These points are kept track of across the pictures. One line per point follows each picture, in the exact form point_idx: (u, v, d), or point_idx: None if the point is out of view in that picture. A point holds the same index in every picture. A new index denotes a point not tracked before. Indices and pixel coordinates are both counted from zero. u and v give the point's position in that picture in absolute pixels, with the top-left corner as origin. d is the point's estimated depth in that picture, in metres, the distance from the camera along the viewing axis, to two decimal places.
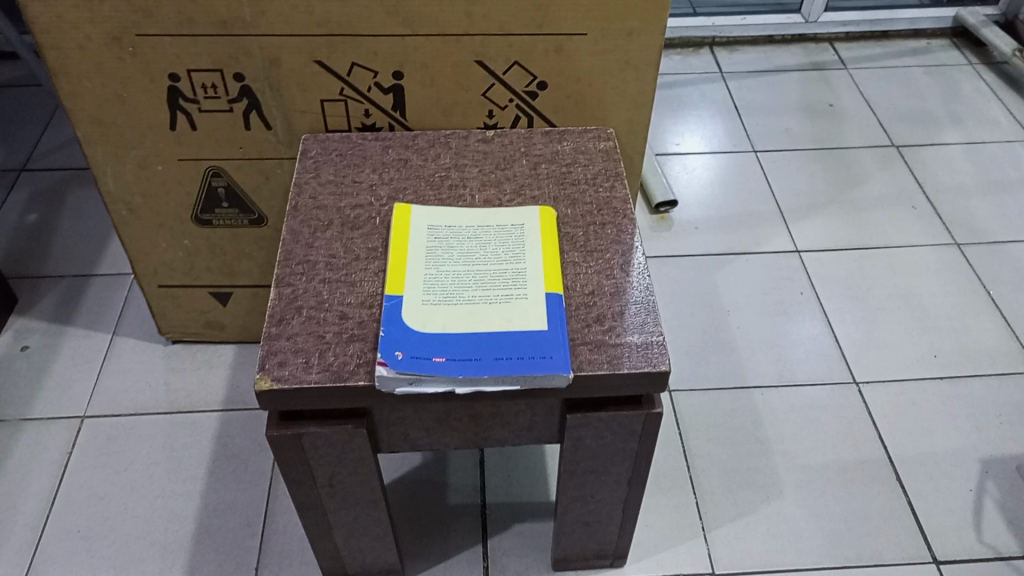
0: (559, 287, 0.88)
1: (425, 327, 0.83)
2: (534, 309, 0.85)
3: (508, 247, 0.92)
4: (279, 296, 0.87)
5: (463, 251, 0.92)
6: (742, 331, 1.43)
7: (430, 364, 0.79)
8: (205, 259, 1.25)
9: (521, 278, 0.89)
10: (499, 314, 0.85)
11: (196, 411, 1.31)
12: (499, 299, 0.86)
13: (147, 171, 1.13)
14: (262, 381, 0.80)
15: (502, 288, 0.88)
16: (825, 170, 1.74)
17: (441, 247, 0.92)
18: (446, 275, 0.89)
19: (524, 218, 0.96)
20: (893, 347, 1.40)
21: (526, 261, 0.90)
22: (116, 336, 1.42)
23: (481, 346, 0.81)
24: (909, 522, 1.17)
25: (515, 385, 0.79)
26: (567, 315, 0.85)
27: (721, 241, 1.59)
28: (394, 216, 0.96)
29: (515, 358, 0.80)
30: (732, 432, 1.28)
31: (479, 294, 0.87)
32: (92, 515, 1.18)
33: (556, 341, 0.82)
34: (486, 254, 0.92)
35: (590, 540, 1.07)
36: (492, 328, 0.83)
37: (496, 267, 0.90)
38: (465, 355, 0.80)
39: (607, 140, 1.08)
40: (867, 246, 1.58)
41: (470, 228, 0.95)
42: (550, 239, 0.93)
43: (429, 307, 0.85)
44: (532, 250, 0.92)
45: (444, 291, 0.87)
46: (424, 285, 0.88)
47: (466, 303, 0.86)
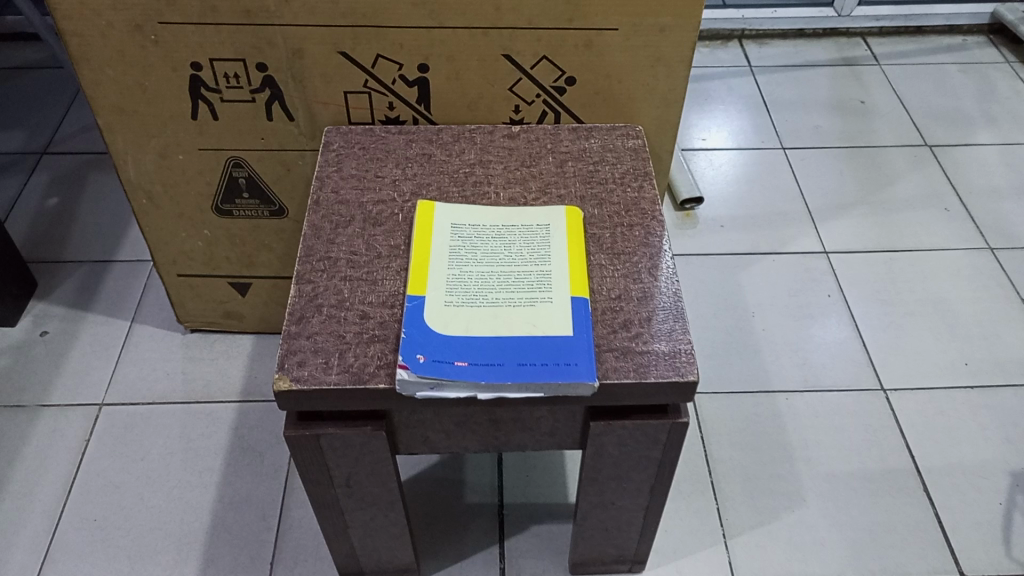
0: (585, 291, 0.86)
1: (448, 330, 0.81)
2: (559, 312, 0.83)
3: (534, 248, 0.90)
4: (300, 294, 0.86)
5: (488, 251, 0.90)
6: (766, 333, 1.40)
7: (451, 368, 0.78)
8: (225, 250, 1.24)
9: (546, 279, 0.86)
10: (523, 318, 0.83)
11: (213, 401, 1.30)
12: (523, 302, 0.84)
13: (168, 161, 1.11)
14: (281, 381, 0.78)
15: (526, 290, 0.85)
16: (855, 169, 1.70)
17: (465, 246, 0.90)
18: (469, 276, 0.87)
19: (550, 218, 0.94)
20: (922, 353, 1.37)
21: (551, 263, 0.88)
22: (134, 324, 1.41)
23: (504, 351, 0.79)
24: (936, 535, 1.15)
25: (539, 392, 0.78)
26: (593, 319, 0.83)
27: (747, 241, 1.56)
28: (417, 213, 0.94)
29: (539, 364, 0.78)
30: (755, 438, 1.26)
31: (503, 296, 0.85)
32: (108, 504, 1.18)
33: (581, 347, 0.80)
34: (511, 255, 0.89)
35: (608, 546, 1.05)
36: (516, 332, 0.81)
37: (520, 268, 0.88)
38: (488, 359, 0.79)
39: (636, 138, 1.05)
40: (897, 248, 1.54)
41: (495, 227, 0.93)
42: (577, 240, 0.91)
43: (452, 309, 0.83)
44: (559, 251, 0.89)
45: (468, 292, 0.85)
46: (447, 286, 0.86)
47: (489, 305, 0.84)
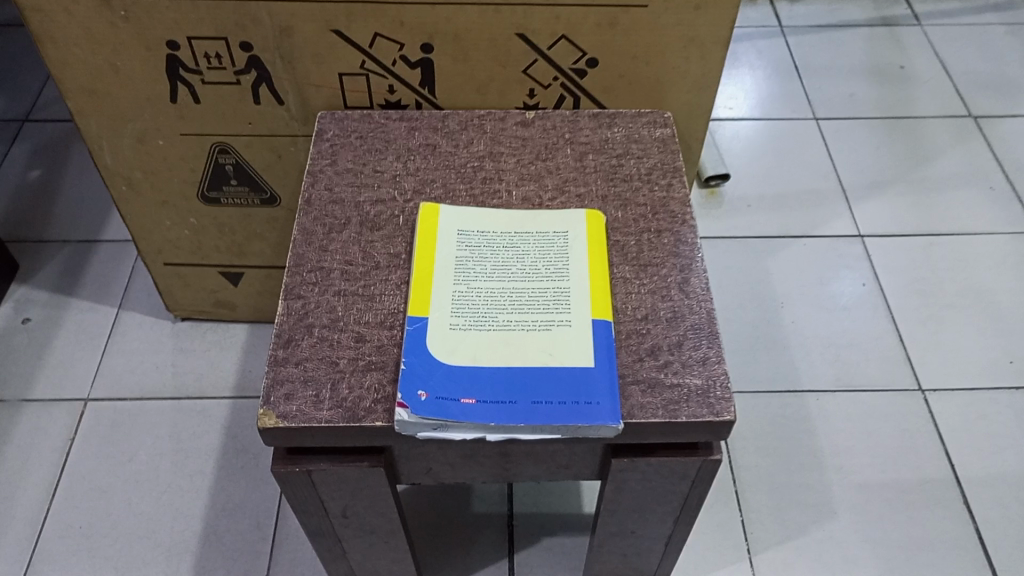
0: (608, 312, 0.76)
1: (454, 359, 0.72)
2: (578, 338, 0.74)
3: (551, 260, 0.80)
4: (288, 311, 0.77)
5: (499, 262, 0.80)
6: (796, 326, 1.31)
7: (457, 407, 0.69)
8: (214, 238, 1.15)
9: (564, 298, 0.77)
10: (538, 344, 0.74)
11: (205, 397, 1.23)
12: (538, 324, 0.75)
13: (147, 146, 1.01)
14: (266, 418, 0.70)
15: (542, 310, 0.76)
16: (893, 142, 1.58)
17: (473, 256, 0.81)
18: (478, 294, 0.77)
19: (569, 223, 0.84)
20: (964, 351, 1.28)
21: (569, 278, 0.79)
22: (121, 311, 1.32)
23: (516, 385, 0.70)
24: (975, 554, 1.08)
25: (556, 434, 0.69)
26: (616, 346, 0.74)
27: (775, 222, 1.45)
28: (420, 215, 0.84)
29: (556, 403, 0.69)
30: (782, 443, 1.18)
31: (515, 317, 0.76)
32: (94, 510, 1.11)
33: (603, 382, 0.71)
34: (524, 267, 0.80)
35: (625, 568, 0.98)
36: (531, 363, 0.72)
37: (536, 284, 0.78)
38: (498, 396, 0.70)
39: (664, 127, 0.94)
40: (938, 232, 1.43)
41: (507, 233, 0.83)
42: (599, 250, 0.81)
43: (458, 333, 0.74)
44: (578, 264, 0.80)
45: (476, 312, 0.76)
46: (452, 305, 0.76)
47: (500, 328, 0.75)
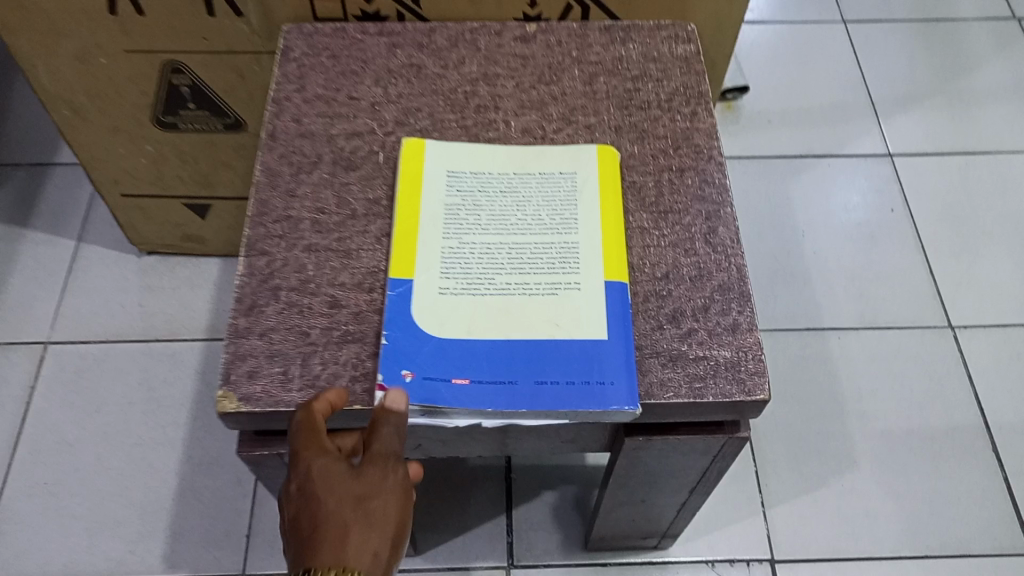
0: (624, 272, 0.66)
1: (444, 332, 0.62)
2: (588, 305, 0.64)
3: (556, 209, 0.69)
4: (250, 271, 0.66)
5: (495, 212, 0.69)
6: (818, 257, 1.21)
7: (448, 389, 0.59)
8: (175, 168, 1.02)
9: (572, 256, 0.67)
10: (541, 312, 0.64)
11: (176, 340, 1.13)
12: (542, 287, 0.65)
13: (88, 66, 0.88)
14: (226, 401, 0.60)
15: (546, 271, 0.66)
16: (929, 49, 1.44)
17: (465, 204, 0.69)
18: (472, 251, 0.67)
19: (577, 164, 0.72)
20: (1000, 283, 1.18)
21: (578, 231, 0.68)
22: (82, 244, 1.21)
23: (517, 362, 0.61)
24: (1004, 506, 1.01)
25: (563, 418, 0.60)
26: (632, 313, 0.64)
27: (798, 140, 1.32)
28: (402, 153, 0.72)
29: (564, 383, 0.60)
30: (802, 387, 1.09)
31: (516, 279, 0.65)
32: (61, 465, 1.03)
33: (617, 357, 0.61)
34: (524, 218, 0.69)
35: (634, 530, 0.91)
36: (534, 335, 0.62)
37: (538, 239, 0.68)
38: (497, 375, 0.60)
39: (687, 43, 0.81)
40: (975, 150, 1.31)
41: (505, 175, 0.71)
42: (611, 195, 0.70)
43: (449, 299, 0.64)
44: (588, 213, 0.69)
45: (470, 273, 0.65)
46: (441, 265, 0.66)
47: (498, 293, 0.64)
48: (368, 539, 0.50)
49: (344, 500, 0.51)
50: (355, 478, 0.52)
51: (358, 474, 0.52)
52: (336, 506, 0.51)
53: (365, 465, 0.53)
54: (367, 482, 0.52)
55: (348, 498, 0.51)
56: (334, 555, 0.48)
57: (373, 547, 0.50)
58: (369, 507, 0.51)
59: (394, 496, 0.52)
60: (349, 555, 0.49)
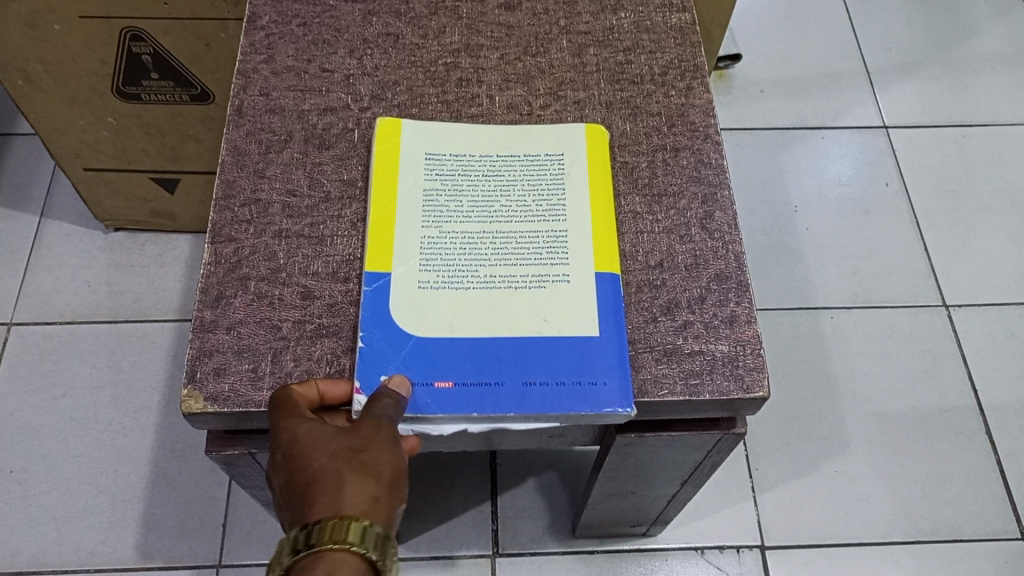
0: (615, 263, 0.61)
1: (425, 331, 0.58)
2: (577, 300, 0.59)
3: (542, 192, 0.64)
4: (216, 259, 0.61)
5: (477, 196, 0.64)
6: (811, 234, 1.17)
7: (429, 393, 0.55)
8: (140, 140, 0.97)
9: (560, 244, 0.62)
10: (528, 307, 0.59)
11: (146, 321, 1.08)
12: (529, 281, 0.60)
13: (41, 32, 0.82)
14: (191, 401, 0.56)
15: (533, 261, 0.61)
16: (925, 16, 1.39)
17: (445, 189, 0.64)
18: (453, 239, 0.62)
19: (565, 143, 0.67)
20: (995, 260, 1.15)
21: (567, 217, 0.63)
22: (45, 219, 1.15)
23: (503, 363, 0.57)
24: (996, 489, 0.99)
25: (553, 422, 0.56)
26: (625, 307, 0.60)
27: (791, 111, 1.28)
28: (376, 133, 0.67)
29: (553, 384, 0.56)
30: (794, 368, 1.07)
31: (501, 270, 0.61)
32: (26, 453, 0.99)
33: (610, 356, 0.57)
34: (509, 202, 0.64)
35: (623, 519, 0.88)
36: (523, 333, 0.58)
37: (524, 225, 0.63)
38: (482, 377, 0.56)
39: (682, 12, 0.76)
40: (972, 122, 1.27)
41: (487, 155, 0.66)
42: (602, 176, 0.65)
43: (430, 294, 0.59)
44: (578, 197, 0.64)
45: (451, 264, 0.61)
46: (420, 256, 0.61)
47: (482, 286, 0.60)
48: (366, 486, 0.47)
49: (336, 453, 0.48)
50: (347, 433, 0.50)
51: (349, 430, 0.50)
52: (328, 459, 0.48)
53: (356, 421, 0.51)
54: (359, 435, 0.50)
55: (341, 451, 0.48)
56: (331, 505, 0.46)
57: (373, 494, 0.47)
58: (364, 457, 0.48)
59: (388, 447, 0.50)
60: (346, 503, 0.46)
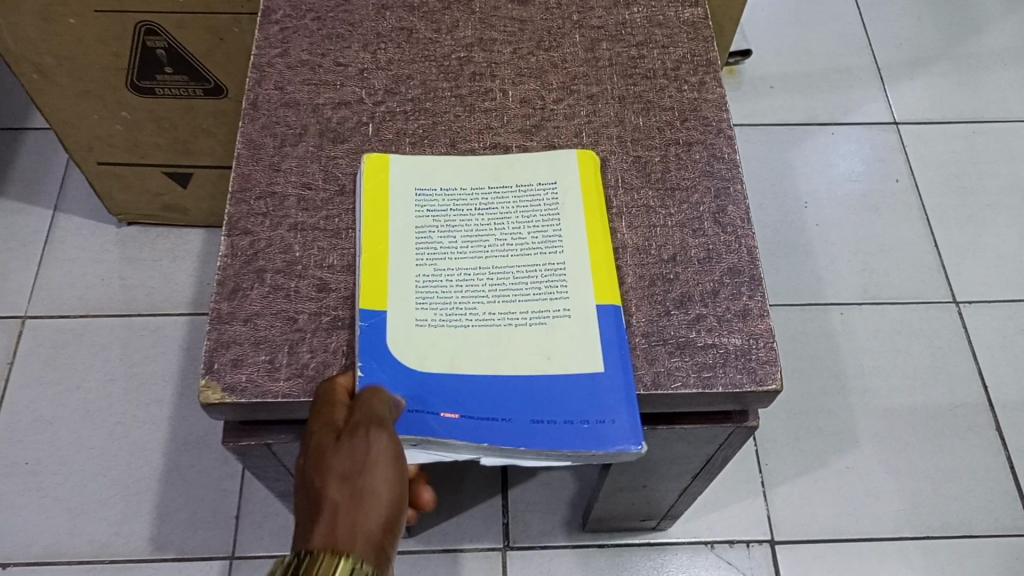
0: (615, 294, 0.60)
1: (427, 366, 0.57)
2: (576, 338, 0.58)
3: (537, 224, 0.63)
4: (233, 252, 0.62)
5: (470, 230, 0.63)
6: (821, 230, 1.17)
7: (436, 425, 0.55)
8: (153, 134, 0.98)
9: (558, 279, 0.61)
10: (529, 346, 0.58)
11: (158, 314, 1.09)
12: (527, 320, 0.59)
13: (55, 26, 0.82)
14: (209, 392, 0.56)
15: (530, 298, 0.60)
16: (936, 11, 1.39)
17: (440, 224, 0.63)
18: (449, 275, 0.61)
19: (557, 171, 0.66)
20: (1006, 256, 1.15)
21: (562, 249, 0.62)
22: (58, 213, 1.16)
23: (510, 400, 0.56)
24: (1006, 485, 0.99)
25: (563, 460, 0.55)
26: (630, 340, 0.59)
27: (801, 107, 1.28)
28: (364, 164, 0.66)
29: (561, 423, 0.55)
30: (803, 364, 1.07)
31: (499, 308, 0.60)
32: (41, 445, 1.00)
33: (617, 392, 0.56)
34: (504, 236, 0.63)
35: (633, 513, 0.89)
36: (525, 370, 0.57)
37: (521, 260, 0.62)
38: (490, 412, 0.56)
39: (694, 7, 0.76)
40: (983, 118, 1.27)
41: (478, 185, 0.65)
42: (595, 205, 0.64)
43: (428, 330, 0.59)
44: (573, 227, 0.63)
45: (448, 300, 0.60)
46: (417, 295, 0.60)
47: (480, 324, 0.59)
48: (361, 521, 0.46)
49: (329, 478, 0.48)
50: (344, 455, 0.48)
51: (346, 450, 0.49)
52: (322, 486, 0.48)
53: (351, 438, 0.49)
54: (356, 457, 0.48)
55: (338, 478, 0.47)
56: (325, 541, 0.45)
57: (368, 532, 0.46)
58: (361, 484, 0.47)
59: (386, 471, 0.48)
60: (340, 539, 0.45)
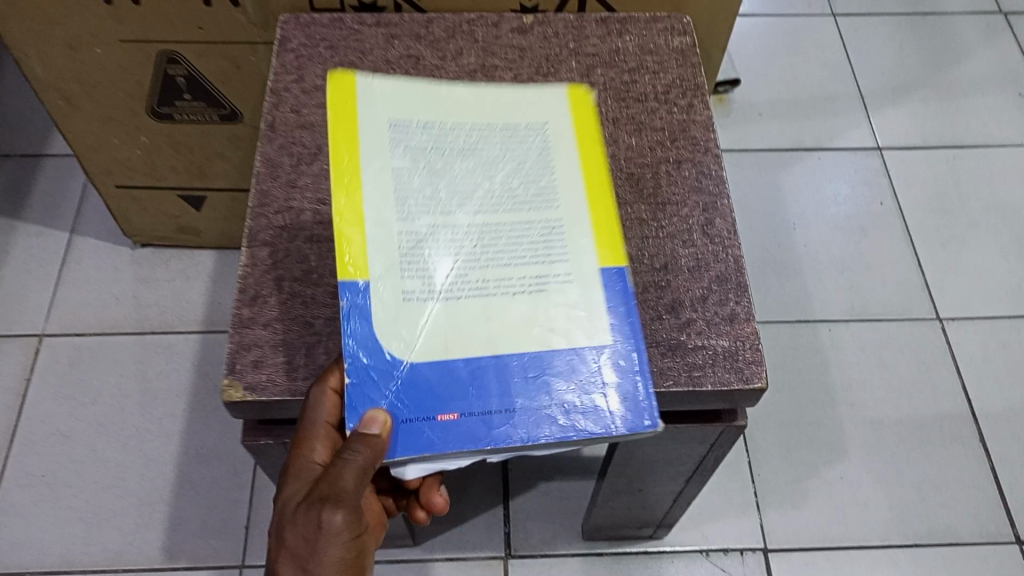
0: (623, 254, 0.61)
1: (417, 356, 0.56)
2: (578, 301, 0.59)
3: (533, 174, 0.65)
4: (253, 262, 0.66)
5: (459, 188, 0.63)
6: (809, 250, 1.22)
7: (437, 432, 0.54)
8: (170, 158, 1.02)
9: (557, 234, 0.62)
10: (526, 319, 0.58)
11: (171, 332, 1.13)
12: (525, 286, 0.59)
13: (81, 54, 0.87)
14: (231, 390, 0.61)
15: (528, 260, 0.60)
16: (918, 42, 1.45)
17: (425, 189, 0.63)
18: (436, 239, 0.60)
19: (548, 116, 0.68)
20: (986, 274, 1.20)
21: (559, 203, 0.63)
22: (74, 236, 1.20)
23: (508, 389, 0.56)
24: (990, 494, 1.03)
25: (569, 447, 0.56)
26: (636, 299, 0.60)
27: (789, 132, 1.34)
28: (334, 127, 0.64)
29: (562, 407, 0.55)
30: (794, 377, 1.11)
31: (493, 275, 0.59)
32: (57, 457, 1.03)
33: (622, 363, 0.57)
34: (493, 187, 0.64)
35: (630, 519, 0.92)
36: (523, 344, 0.57)
37: (517, 217, 0.62)
38: (488, 406, 0.55)
39: (683, 35, 0.81)
40: (963, 143, 1.33)
41: (462, 141, 0.66)
42: (592, 143, 0.67)
43: (417, 306, 0.57)
44: (568, 178, 0.65)
45: (439, 270, 0.59)
46: (403, 264, 0.59)
47: (474, 292, 0.58)
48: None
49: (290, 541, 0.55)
50: (303, 522, 0.54)
51: (305, 516, 0.54)
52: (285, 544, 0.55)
53: (311, 505, 0.54)
54: (309, 528, 0.54)
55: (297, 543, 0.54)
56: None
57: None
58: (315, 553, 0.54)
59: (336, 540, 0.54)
60: None
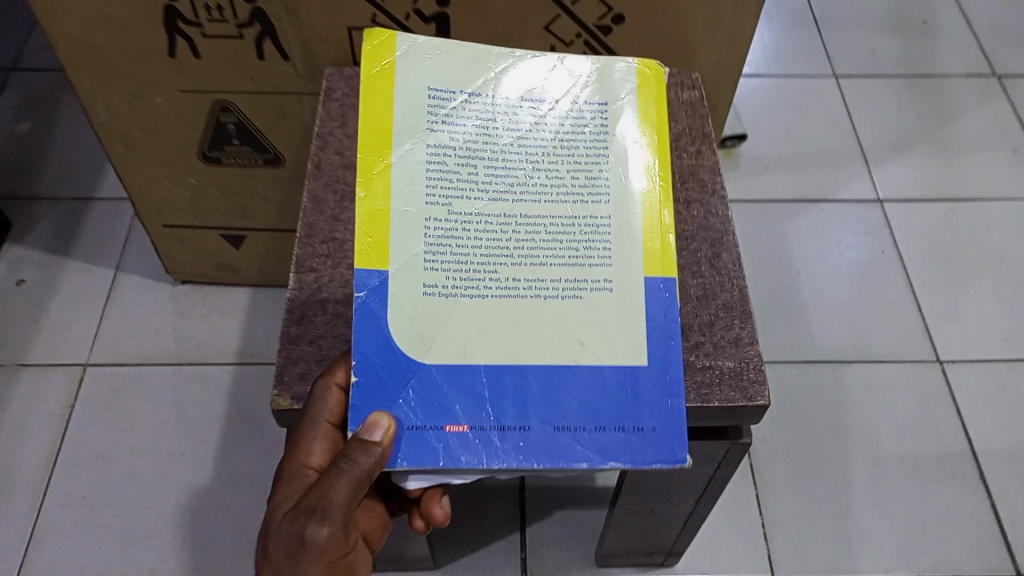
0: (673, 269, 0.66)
1: (433, 358, 0.62)
2: (609, 308, 0.64)
3: (581, 167, 0.69)
4: (300, 286, 0.72)
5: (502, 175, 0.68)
6: (814, 294, 1.28)
7: (444, 447, 0.60)
8: (215, 199, 1.10)
9: (599, 240, 0.67)
10: (554, 325, 0.64)
11: (207, 363, 1.19)
12: (556, 288, 0.65)
13: (143, 102, 0.96)
14: (280, 400, 0.67)
15: (559, 257, 0.66)
16: (916, 103, 1.53)
17: (466, 175, 0.68)
18: (468, 230, 0.66)
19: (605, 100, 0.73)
20: (983, 319, 1.25)
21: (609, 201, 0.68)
22: (118, 273, 1.28)
23: (525, 406, 0.61)
24: (991, 529, 1.06)
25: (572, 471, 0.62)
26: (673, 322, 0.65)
27: (794, 184, 1.41)
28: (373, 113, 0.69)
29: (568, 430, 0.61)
30: (800, 415, 1.16)
31: (525, 274, 0.65)
32: (97, 480, 1.08)
33: (653, 385, 0.62)
34: (540, 177, 0.69)
35: (642, 544, 0.96)
36: (549, 356, 0.63)
37: (563, 213, 0.67)
38: (498, 423, 0.60)
39: (692, 89, 0.88)
40: (960, 196, 1.39)
41: (510, 125, 0.71)
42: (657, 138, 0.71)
43: (436, 301, 0.63)
44: (617, 177, 0.69)
45: (462, 263, 0.65)
46: (427, 257, 0.65)
47: (502, 289, 0.64)
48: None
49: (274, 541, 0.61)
50: (288, 526, 0.60)
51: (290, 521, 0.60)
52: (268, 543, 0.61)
53: (298, 513, 0.60)
54: (293, 535, 0.60)
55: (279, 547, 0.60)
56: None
57: None
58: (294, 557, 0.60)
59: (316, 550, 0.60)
60: None
